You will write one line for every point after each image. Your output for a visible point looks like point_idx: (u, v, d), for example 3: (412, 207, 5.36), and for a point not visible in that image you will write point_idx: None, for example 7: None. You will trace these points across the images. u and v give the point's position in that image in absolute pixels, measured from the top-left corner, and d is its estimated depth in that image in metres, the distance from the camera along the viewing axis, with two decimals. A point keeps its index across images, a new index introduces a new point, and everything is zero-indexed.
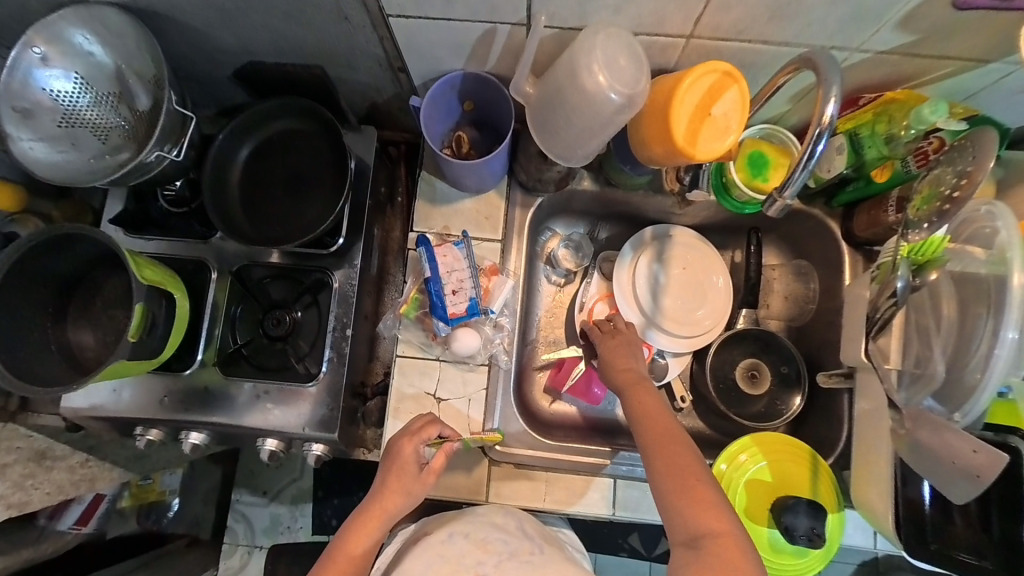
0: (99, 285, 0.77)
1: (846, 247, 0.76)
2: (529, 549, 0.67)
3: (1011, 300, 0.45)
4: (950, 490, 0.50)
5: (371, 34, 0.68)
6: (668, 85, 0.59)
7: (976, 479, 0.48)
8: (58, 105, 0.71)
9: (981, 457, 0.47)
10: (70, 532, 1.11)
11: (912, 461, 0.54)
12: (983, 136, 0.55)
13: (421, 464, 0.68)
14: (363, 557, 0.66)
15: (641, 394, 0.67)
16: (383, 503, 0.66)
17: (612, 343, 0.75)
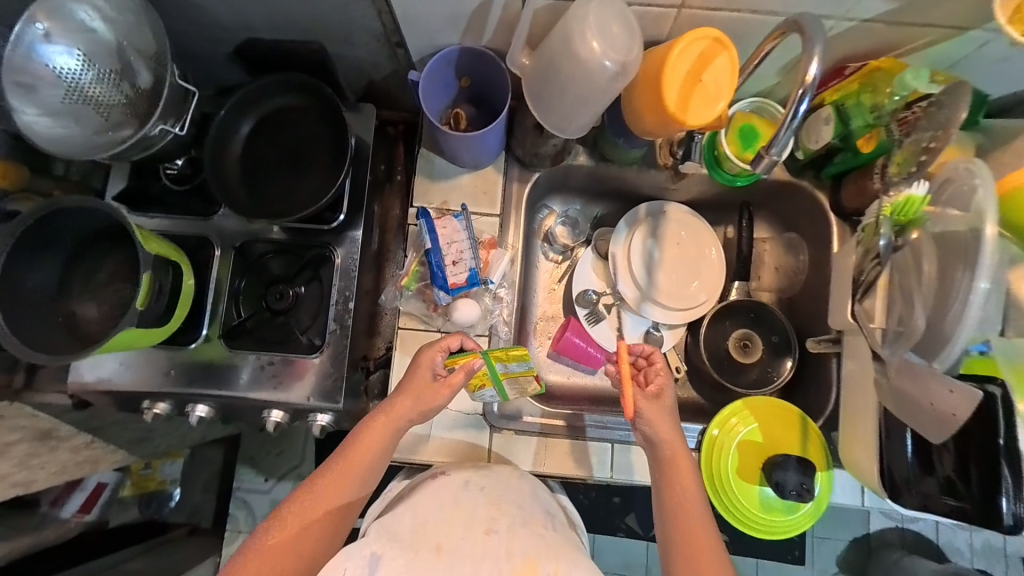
0: (102, 259, 0.78)
1: (835, 219, 0.78)
2: (541, 522, 0.67)
3: (984, 252, 0.48)
4: (928, 431, 0.53)
5: (368, 8, 0.69)
6: (659, 54, 0.61)
7: (953, 419, 0.50)
8: (61, 81, 0.72)
9: (957, 397, 0.50)
10: (72, 519, 1.17)
11: (895, 408, 0.58)
12: (962, 89, 0.59)
13: (437, 372, 0.68)
14: (371, 462, 0.65)
15: (685, 482, 0.64)
16: (395, 404, 0.67)
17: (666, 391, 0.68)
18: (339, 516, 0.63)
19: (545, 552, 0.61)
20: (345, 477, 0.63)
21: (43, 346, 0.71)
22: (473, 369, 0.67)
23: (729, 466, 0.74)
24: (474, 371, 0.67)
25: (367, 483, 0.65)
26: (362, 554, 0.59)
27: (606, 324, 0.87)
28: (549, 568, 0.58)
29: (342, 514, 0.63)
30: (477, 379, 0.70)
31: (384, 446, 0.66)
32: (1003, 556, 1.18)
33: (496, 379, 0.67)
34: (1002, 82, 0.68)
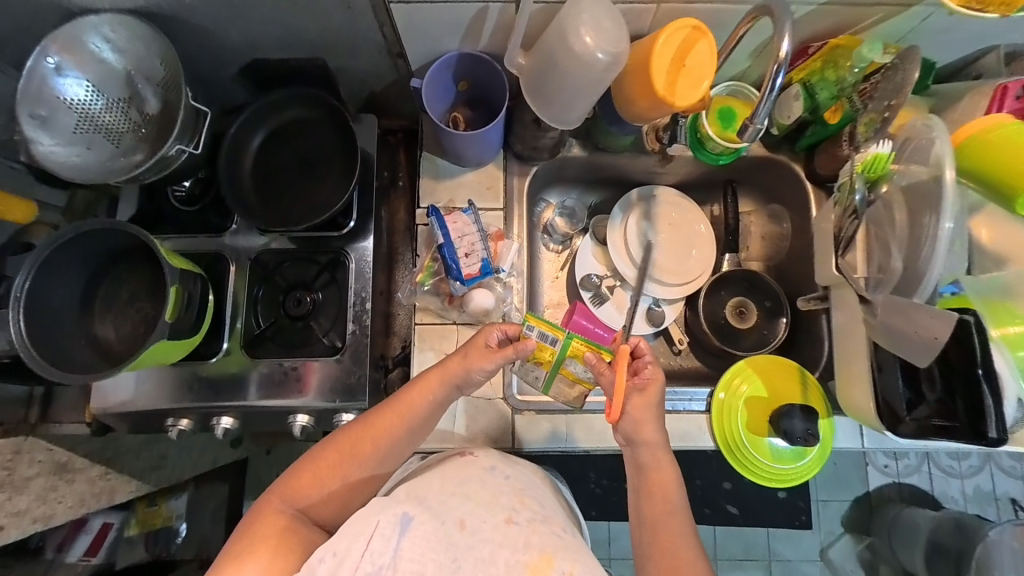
0: (122, 279, 0.80)
1: (812, 187, 0.85)
2: (563, 526, 0.64)
3: (947, 194, 0.55)
4: (914, 356, 0.59)
5: (371, 20, 0.75)
6: (645, 45, 0.67)
7: (934, 342, 0.56)
8: (73, 110, 0.74)
9: (937, 321, 0.56)
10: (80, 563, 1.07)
11: (885, 342, 0.64)
12: (911, 54, 0.67)
13: (491, 345, 0.70)
14: (423, 410, 0.68)
15: (663, 493, 0.65)
16: (449, 362, 0.70)
17: (654, 387, 0.69)
18: (386, 451, 0.66)
19: (562, 551, 0.57)
20: (393, 417, 0.67)
21: (69, 362, 0.73)
22: (524, 352, 0.69)
23: (741, 424, 0.79)
24: (524, 354, 0.70)
25: (419, 429, 0.68)
26: (393, 510, 0.59)
27: (610, 305, 0.91)
28: (563, 566, 0.55)
29: (390, 450, 0.66)
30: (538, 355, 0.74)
31: (437, 396, 0.69)
32: (993, 499, 1.26)
33: (558, 364, 0.75)
34: (944, 52, 0.76)
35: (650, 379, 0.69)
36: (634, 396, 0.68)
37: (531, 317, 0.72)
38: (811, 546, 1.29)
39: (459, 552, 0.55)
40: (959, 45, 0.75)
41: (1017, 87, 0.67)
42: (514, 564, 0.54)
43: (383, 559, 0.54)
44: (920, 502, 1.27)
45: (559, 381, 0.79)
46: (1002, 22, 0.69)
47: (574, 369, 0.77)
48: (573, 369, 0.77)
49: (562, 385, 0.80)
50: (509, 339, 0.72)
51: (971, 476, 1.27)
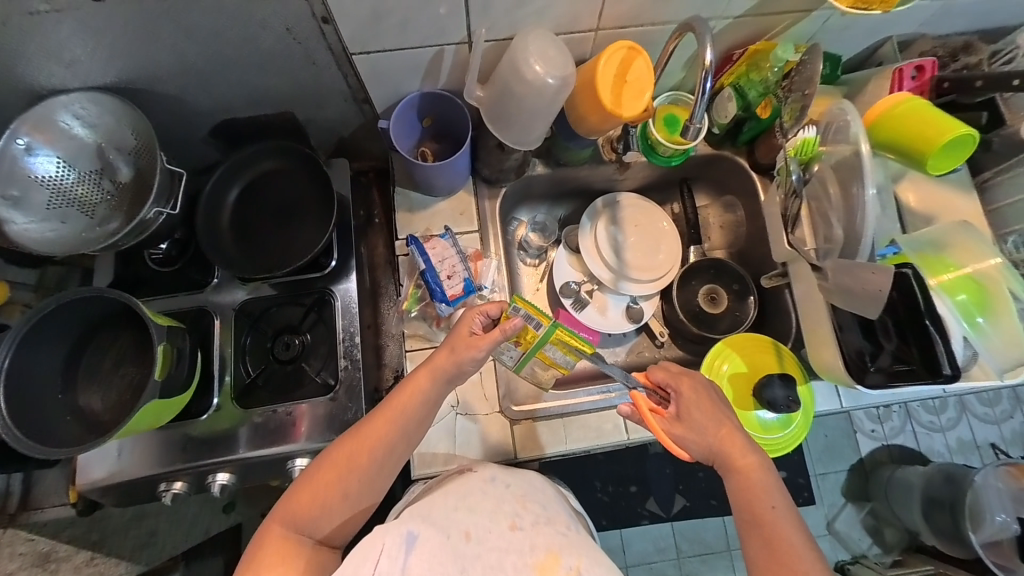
0: (105, 347, 0.79)
1: (757, 175, 0.93)
2: (565, 520, 0.67)
3: (865, 166, 0.64)
4: (867, 309, 0.65)
5: (336, 72, 0.80)
6: (590, 67, 0.75)
7: (880, 294, 0.63)
8: (44, 186, 0.75)
9: (878, 276, 0.62)
10: None
11: (843, 302, 0.70)
12: (816, 50, 0.76)
13: (477, 332, 0.71)
14: (416, 411, 0.69)
15: (762, 494, 0.63)
16: (435, 358, 0.71)
17: (691, 405, 0.69)
18: (384, 456, 0.66)
19: (566, 548, 0.61)
20: (385, 422, 0.67)
21: (53, 438, 0.71)
22: (511, 332, 0.69)
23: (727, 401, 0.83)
24: (510, 335, 0.70)
25: (414, 427, 0.69)
26: (398, 531, 0.59)
27: (591, 307, 0.95)
28: (571, 562, 0.59)
29: (387, 455, 0.67)
30: (522, 338, 0.77)
31: (428, 393, 0.69)
32: (975, 447, 1.34)
33: (536, 349, 0.79)
34: (847, 46, 0.87)
35: (682, 402, 0.69)
36: (678, 424, 0.69)
37: (520, 300, 0.76)
38: (817, 519, 1.32)
39: (467, 562, 0.57)
40: (860, 40, 0.86)
41: (910, 69, 0.79)
42: (522, 567, 0.58)
43: (393, 575, 0.54)
44: (911, 460, 1.34)
45: (534, 362, 0.84)
46: (891, 17, 0.80)
47: (551, 354, 0.81)
48: (550, 354, 0.80)
49: (536, 366, 0.84)
50: (492, 321, 0.73)
51: (951, 428, 1.35)
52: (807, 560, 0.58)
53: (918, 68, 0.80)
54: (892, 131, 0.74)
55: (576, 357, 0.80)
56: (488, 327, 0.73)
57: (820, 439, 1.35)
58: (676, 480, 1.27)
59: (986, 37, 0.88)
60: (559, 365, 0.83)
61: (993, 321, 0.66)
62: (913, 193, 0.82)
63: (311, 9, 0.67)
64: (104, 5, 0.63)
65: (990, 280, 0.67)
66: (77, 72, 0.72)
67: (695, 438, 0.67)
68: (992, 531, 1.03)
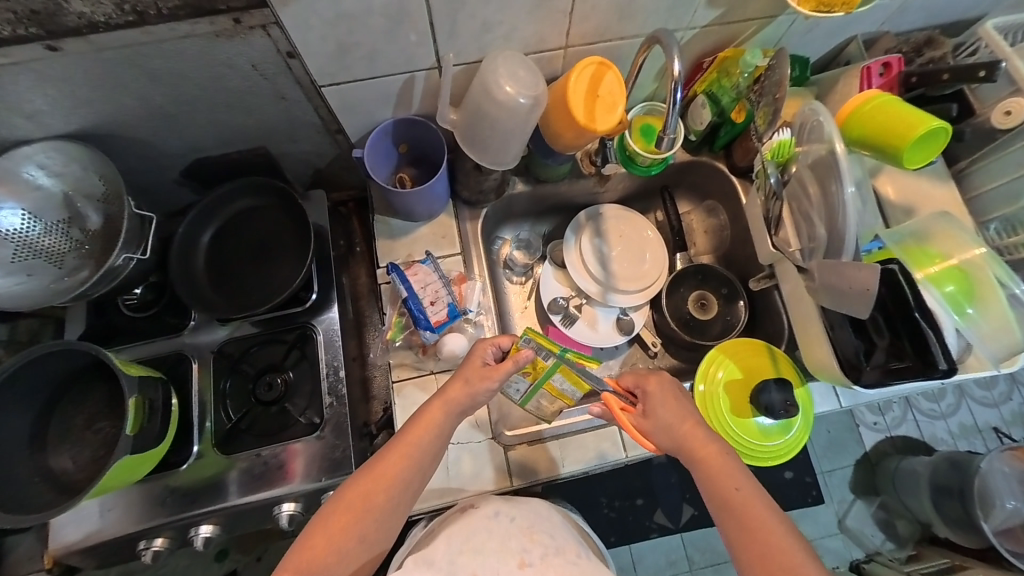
0: (74, 403, 0.76)
1: (736, 178, 0.93)
2: (576, 548, 0.68)
3: (841, 164, 0.64)
4: (856, 308, 0.64)
5: (307, 105, 0.80)
6: (561, 84, 0.75)
7: (868, 292, 0.61)
8: (9, 240, 0.74)
9: (864, 273, 0.61)
10: None
11: (830, 301, 0.69)
12: (781, 54, 0.76)
13: (489, 363, 0.71)
14: (429, 444, 0.67)
15: (728, 476, 0.62)
16: (449, 389, 0.69)
17: (657, 402, 0.69)
18: (400, 493, 0.64)
19: None
20: (399, 458, 0.65)
21: (23, 505, 0.68)
22: (523, 363, 0.68)
23: (724, 409, 0.82)
24: (522, 366, 0.69)
25: (428, 463, 0.67)
26: None
27: (581, 322, 0.93)
28: None
29: (402, 492, 0.64)
30: (529, 369, 0.72)
31: (443, 427, 0.68)
32: (977, 431, 1.33)
33: (545, 379, 0.73)
34: (812, 48, 0.88)
35: (650, 399, 0.69)
36: (645, 421, 0.69)
37: (533, 335, 0.68)
38: (827, 518, 1.30)
39: None
40: (824, 41, 0.87)
41: (877, 66, 0.81)
42: None
43: None
44: (914, 449, 1.33)
45: (541, 395, 0.78)
46: (853, 18, 0.81)
47: (559, 385, 0.74)
48: (557, 386, 0.74)
49: (542, 399, 0.79)
50: (503, 352, 0.73)
51: (952, 414, 1.34)
52: (802, 562, 0.55)
53: (884, 65, 0.81)
54: (863, 128, 0.74)
55: (583, 388, 0.75)
56: (499, 358, 0.73)
57: (823, 436, 1.33)
58: (682, 490, 1.25)
59: (945, 32, 0.90)
60: (566, 396, 0.77)
61: (983, 311, 0.66)
62: (890, 186, 0.83)
63: (277, 45, 0.67)
64: (62, 55, 0.62)
65: (974, 267, 0.67)
66: (38, 123, 0.71)
67: (662, 432, 0.67)
68: (1003, 517, 1.02)
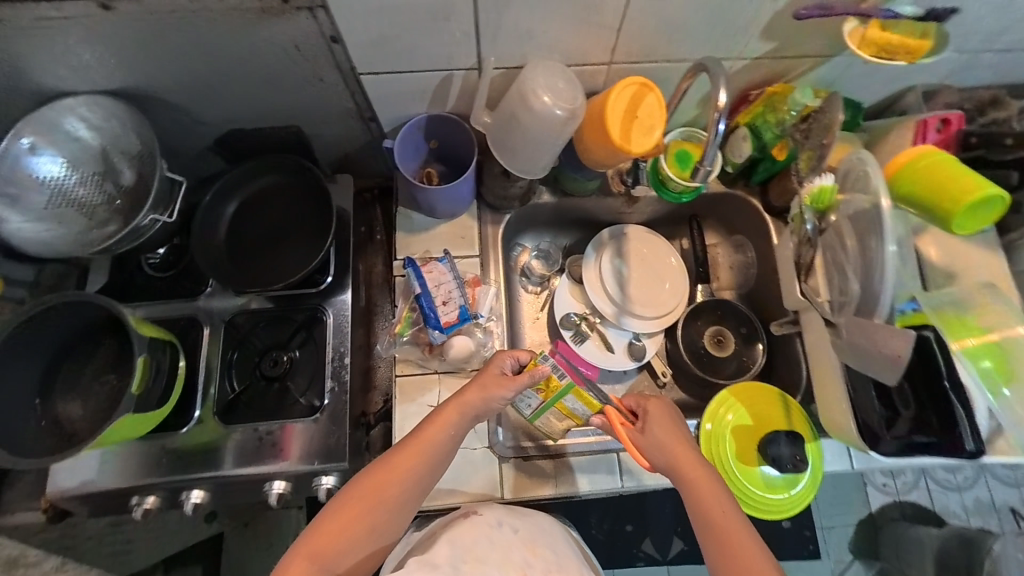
0: (86, 353, 0.78)
1: (769, 217, 0.90)
2: (576, 566, 0.67)
3: (886, 218, 0.61)
4: (884, 375, 0.61)
5: (343, 91, 0.80)
6: (600, 100, 0.73)
7: (897, 360, 0.59)
8: (46, 187, 0.77)
9: (897, 341, 0.59)
10: None
11: (853, 361, 0.66)
12: (833, 98, 0.75)
13: (506, 373, 0.69)
14: (444, 445, 0.66)
15: (716, 500, 0.62)
16: (465, 392, 0.68)
17: (657, 422, 0.68)
18: (412, 489, 0.64)
19: None
20: (413, 455, 0.64)
21: (25, 446, 0.70)
22: (539, 378, 0.68)
23: (730, 454, 0.79)
24: (537, 381, 0.69)
25: (440, 463, 0.66)
26: None
27: (591, 341, 0.91)
28: None
29: (414, 489, 0.64)
30: (544, 386, 0.71)
31: (456, 428, 0.67)
32: (994, 511, 1.25)
33: (558, 398, 0.72)
34: (869, 93, 0.84)
35: (651, 418, 0.68)
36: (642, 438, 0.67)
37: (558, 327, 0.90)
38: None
39: None
40: (882, 87, 0.83)
41: (936, 122, 0.76)
42: None
43: None
44: (925, 520, 1.26)
45: (550, 412, 0.77)
46: (916, 67, 0.77)
47: (570, 405, 0.73)
48: (569, 405, 0.73)
49: (551, 416, 0.77)
50: (520, 365, 0.71)
51: (970, 488, 1.27)
52: None
53: (944, 121, 0.76)
54: (913, 181, 0.70)
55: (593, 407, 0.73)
56: (516, 371, 0.71)
57: (828, 491, 1.28)
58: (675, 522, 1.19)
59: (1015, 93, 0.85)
60: (576, 415, 0.76)
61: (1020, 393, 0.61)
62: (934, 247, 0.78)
63: (321, 28, 0.67)
64: (114, 15, 0.64)
65: (1017, 346, 0.62)
66: (84, 77, 0.73)
67: (659, 450, 0.66)
68: None
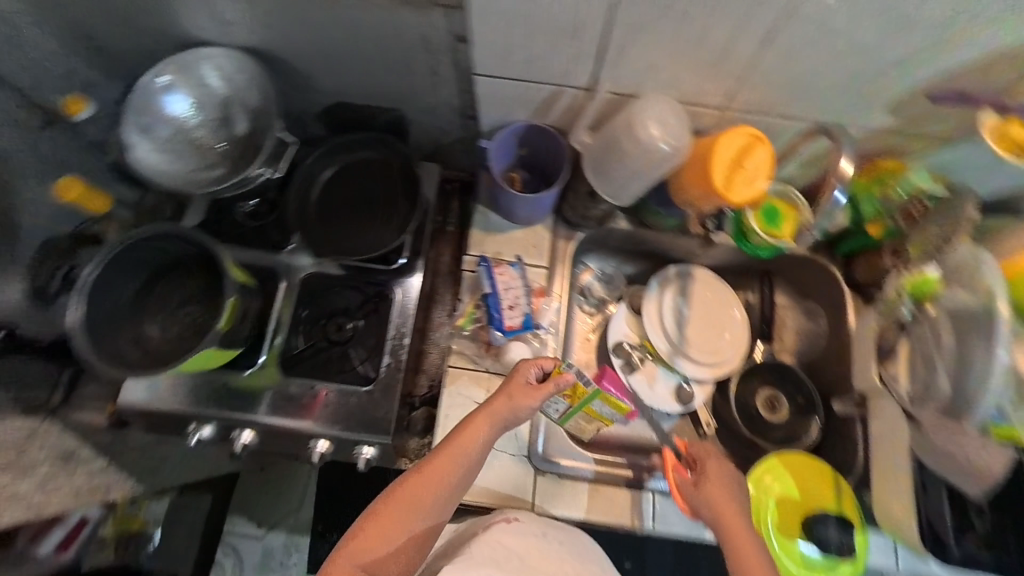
0: (179, 280, 0.84)
1: (849, 290, 0.88)
2: None
3: (1000, 323, 0.57)
4: (965, 486, 0.71)
5: (453, 86, 0.84)
6: (707, 142, 0.73)
7: (983, 476, 0.68)
8: (172, 123, 0.85)
9: (993, 457, 0.67)
10: (48, 559, 0.91)
11: (935, 463, 0.71)
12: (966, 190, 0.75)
13: (531, 382, 0.71)
14: (474, 454, 0.67)
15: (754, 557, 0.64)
16: (494, 402, 0.70)
17: (712, 476, 0.72)
18: (445, 496, 0.66)
19: None
20: (445, 462, 0.66)
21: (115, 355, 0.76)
22: (563, 386, 0.70)
23: (770, 522, 0.76)
24: (562, 388, 0.70)
25: (471, 470, 0.68)
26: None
27: (640, 376, 0.89)
28: None
29: (446, 496, 0.66)
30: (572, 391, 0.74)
31: (486, 437, 0.68)
32: None
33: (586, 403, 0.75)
34: None
35: (706, 471, 0.73)
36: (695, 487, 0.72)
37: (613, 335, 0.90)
38: None
39: None
40: None
41: None
42: None
43: None
44: None
45: (579, 415, 0.79)
46: None
47: (597, 409, 0.76)
48: (597, 408, 0.76)
49: (580, 419, 0.80)
50: (544, 373, 0.72)
51: None
52: None
53: None
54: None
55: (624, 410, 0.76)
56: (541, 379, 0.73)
57: None
58: None
59: None
60: (603, 418, 0.79)
61: None
62: None
63: (451, 27, 0.71)
64: None
65: None
66: (229, 32, 0.79)
67: (707, 501, 0.70)
68: None
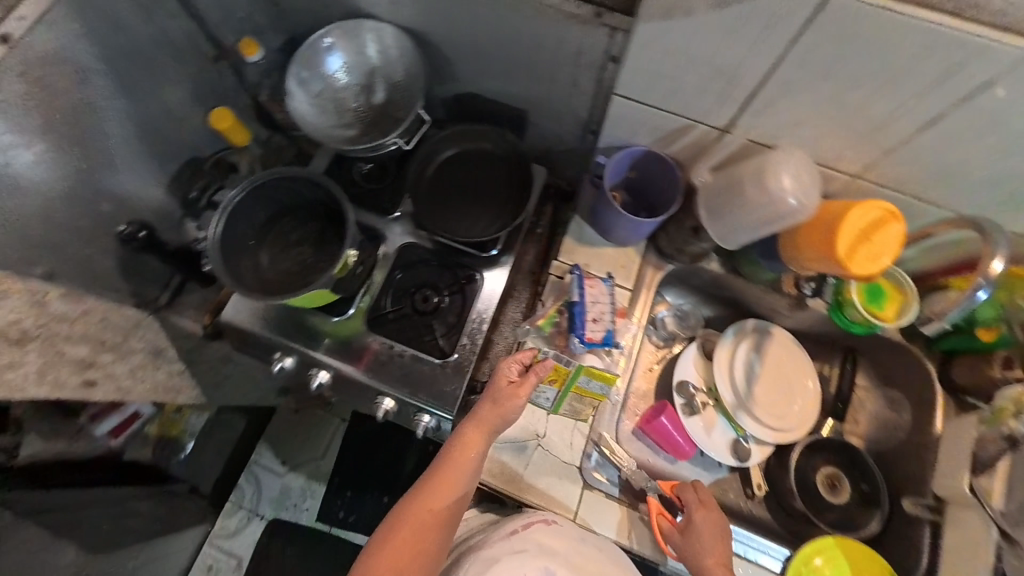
0: (297, 222, 0.92)
1: (942, 390, 0.85)
2: None
3: None
4: None
5: (587, 99, 0.87)
6: (837, 208, 0.72)
7: None
8: (326, 81, 0.92)
9: None
10: (100, 439, 1.06)
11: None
12: None
13: (514, 379, 0.78)
14: (475, 459, 0.77)
15: None
16: (483, 410, 0.78)
17: (697, 525, 0.77)
18: (456, 500, 0.76)
19: None
20: (452, 468, 0.76)
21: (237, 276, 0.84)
22: (545, 373, 0.77)
23: None
24: (542, 374, 0.77)
25: (472, 472, 0.77)
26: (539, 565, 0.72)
27: (699, 419, 0.88)
28: None
29: (456, 500, 0.76)
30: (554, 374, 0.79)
31: (484, 443, 0.78)
32: None
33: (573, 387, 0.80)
34: None
35: (691, 519, 0.77)
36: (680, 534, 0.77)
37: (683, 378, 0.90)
38: None
39: None
40: None
41: None
42: None
43: None
44: None
45: (570, 399, 0.84)
46: None
47: (585, 386, 0.81)
48: (585, 387, 0.81)
49: (573, 402, 0.85)
50: (524, 367, 0.80)
51: None
52: None
53: None
54: None
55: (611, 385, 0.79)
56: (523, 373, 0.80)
57: None
58: None
59: None
60: (593, 396, 0.83)
61: None
62: None
63: (609, 46, 0.73)
64: None
65: None
66: (395, 12, 0.86)
67: (697, 554, 0.75)
68: None
